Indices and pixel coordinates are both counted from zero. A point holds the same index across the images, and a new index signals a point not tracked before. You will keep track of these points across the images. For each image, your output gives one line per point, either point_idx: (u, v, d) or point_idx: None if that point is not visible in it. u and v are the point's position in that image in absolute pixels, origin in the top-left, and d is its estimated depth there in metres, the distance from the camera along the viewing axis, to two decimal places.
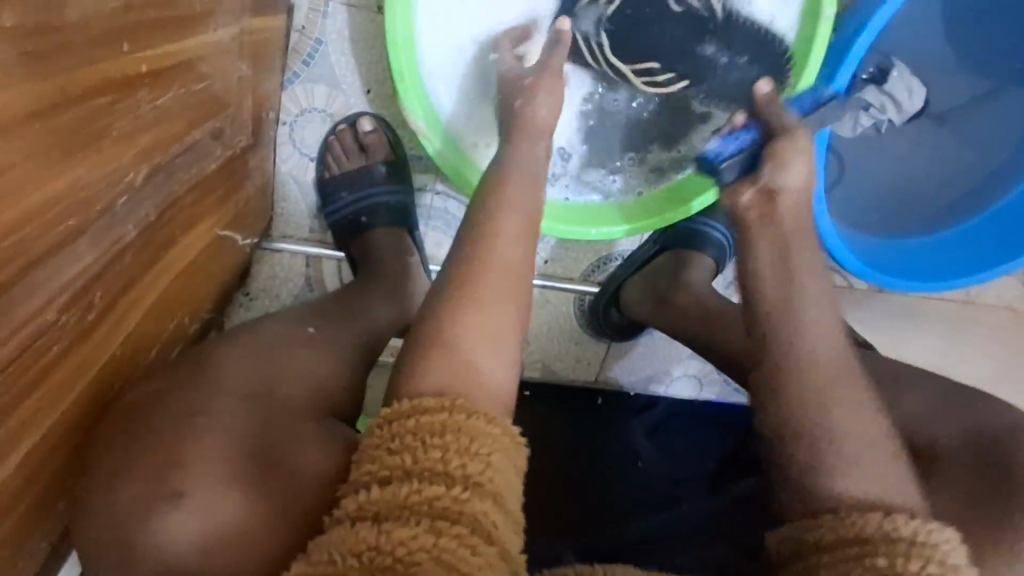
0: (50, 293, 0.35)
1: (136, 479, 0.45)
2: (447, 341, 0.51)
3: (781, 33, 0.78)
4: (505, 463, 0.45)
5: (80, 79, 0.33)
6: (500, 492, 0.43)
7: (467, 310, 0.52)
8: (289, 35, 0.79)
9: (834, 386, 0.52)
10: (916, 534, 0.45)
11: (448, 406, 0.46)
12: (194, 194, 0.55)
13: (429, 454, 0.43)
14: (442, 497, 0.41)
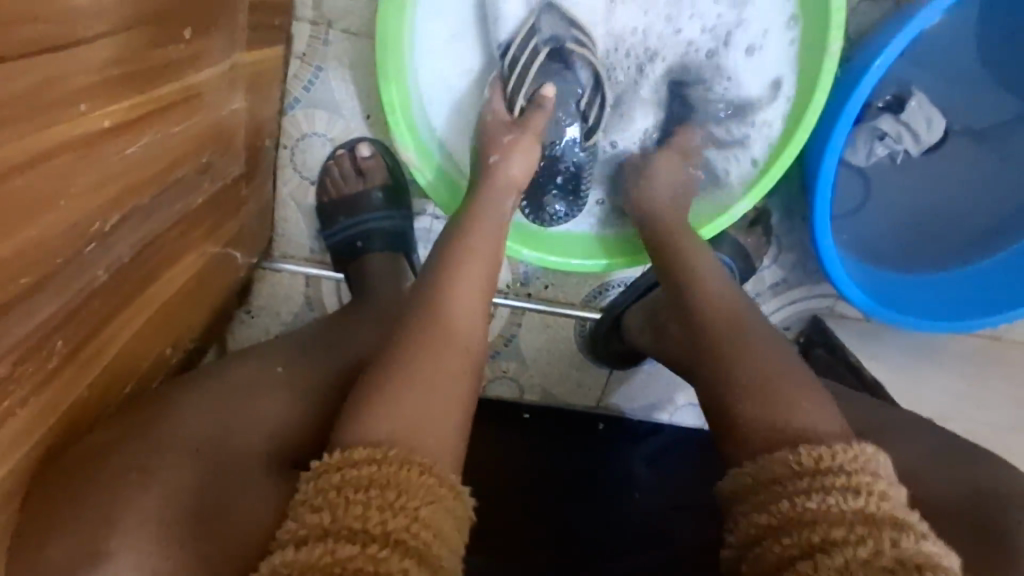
0: (0, 348, 0.36)
1: (74, 535, 0.43)
2: (415, 395, 0.52)
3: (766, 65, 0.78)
4: (436, 516, 0.45)
5: (31, 145, 0.33)
6: (425, 549, 0.43)
7: (429, 361, 0.54)
8: (290, 62, 0.80)
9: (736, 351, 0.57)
10: (818, 460, 0.47)
11: (379, 458, 0.47)
12: (177, 228, 0.56)
13: (350, 512, 0.43)
14: (355, 557, 0.41)
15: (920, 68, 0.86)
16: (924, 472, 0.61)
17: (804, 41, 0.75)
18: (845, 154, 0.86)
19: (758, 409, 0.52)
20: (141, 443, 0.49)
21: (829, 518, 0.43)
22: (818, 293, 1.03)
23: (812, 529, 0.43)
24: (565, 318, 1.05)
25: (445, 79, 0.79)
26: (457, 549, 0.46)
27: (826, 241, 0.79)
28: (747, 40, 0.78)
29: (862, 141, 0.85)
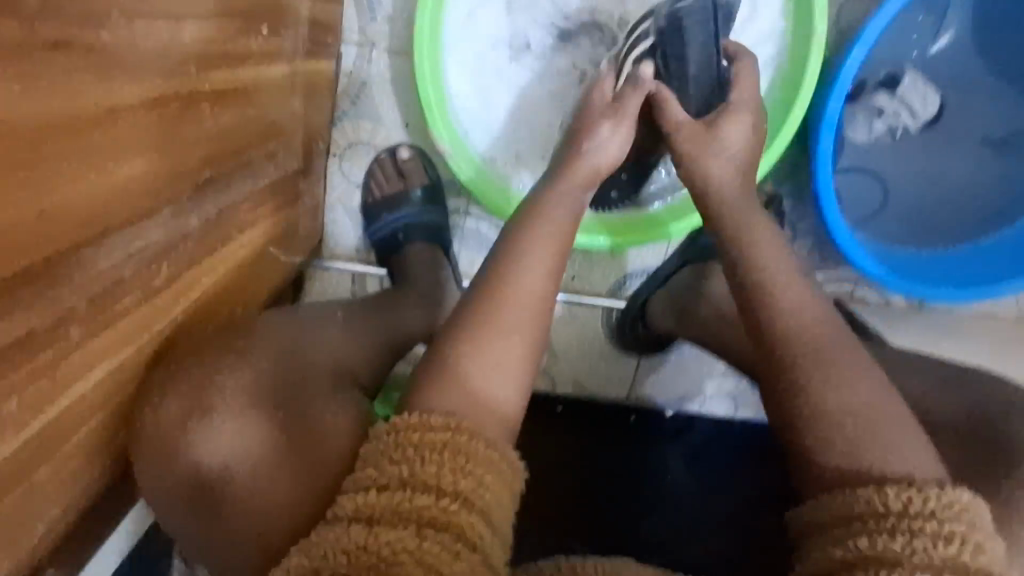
0: (131, 252, 0.44)
1: (179, 409, 0.52)
2: (468, 362, 0.57)
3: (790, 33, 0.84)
4: (497, 485, 0.49)
5: (160, 88, 0.43)
6: (488, 507, 0.48)
7: (494, 339, 0.59)
8: (339, 79, 0.91)
9: (815, 369, 0.60)
10: (907, 506, 0.50)
11: (453, 427, 0.51)
12: (250, 202, 0.65)
13: (426, 468, 0.48)
14: (430, 508, 0.46)
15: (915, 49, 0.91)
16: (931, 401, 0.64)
17: (795, 22, 0.84)
18: (847, 132, 0.92)
19: (831, 427, 0.58)
20: (227, 347, 0.55)
21: (914, 560, 0.47)
22: (837, 277, 1.07)
23: (893, 567, 0.47)
24: (591, 309, 1.11)
25: (479, 77, 0.88)
26: (512, 514, 0.51)
27: (833, 213, 0.86)
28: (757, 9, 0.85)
29: (861, 118, 0.92)
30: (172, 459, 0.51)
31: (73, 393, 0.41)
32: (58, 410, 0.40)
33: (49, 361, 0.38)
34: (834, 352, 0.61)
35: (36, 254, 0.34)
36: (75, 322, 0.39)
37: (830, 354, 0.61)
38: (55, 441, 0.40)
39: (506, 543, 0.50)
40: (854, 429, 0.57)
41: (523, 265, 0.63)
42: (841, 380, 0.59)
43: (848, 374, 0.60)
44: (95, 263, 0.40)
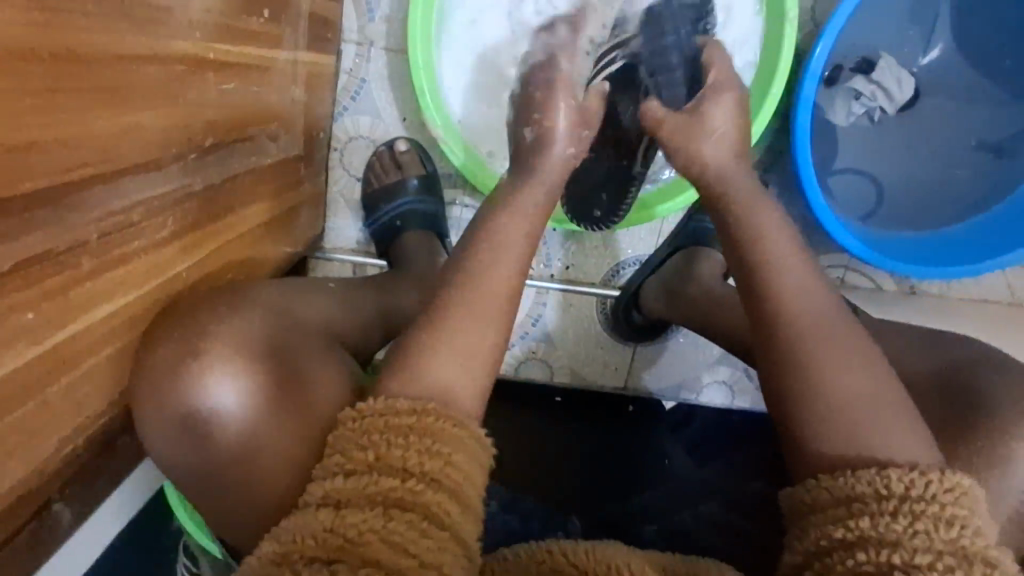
0: (141, 198, 0.48)
1: (177, 354, 0.52)
2: (438, 355, 0.56)
3: (770, 20, 0.86)
4: (466, 462, 0.50)
5: (166, 47, 0.47)
6: (457, 485, 0.49)
7: (450, 331, 0.58)
8: (340, 77, 0.96)
9: (815, 333, 0.57)
10: (909, 490, 0.47)
11: (419, 410, 0.51)
12: (252, 175, 0.69)
13: (393, 451, 0.48)
14: (397, 489, 0.47)
15: (890, 36, 0.95)
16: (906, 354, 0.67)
17: (769, 12, 0.86)
18: (827, 114, 0.96)
19: (835, 404, 0.53)
20: (224, 300, 0.57)
21: (914, 542, 0.44)
22: (827, 262, 1.10)
23: (892, 550, 0.44)
24: (586, 298, 1.13)
25: (470, 65, 0.90)
26: (482, 490, 0.51)
27: (815, 195, 0.90)
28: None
29: (840, 101, 0.95)
30: (166, 404, 0.52)
31: (84, 320, 0.44)
32: (71, 333, 0.43)
33: (65, 282, 0.41)
34: (827, 321, 0.58)
35: (57, 177, 0.38)
36: (85, 254, 0.42)
37: (826, 322, 0.58)
38: (68, 361, 0.43)
39: (477, 520, 0.50)
40: (854, 404, 0.53)
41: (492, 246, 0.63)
42: (837, 355, 0.55)
43: (854, 357, 0.55)
44: (109, 200, 0.44)
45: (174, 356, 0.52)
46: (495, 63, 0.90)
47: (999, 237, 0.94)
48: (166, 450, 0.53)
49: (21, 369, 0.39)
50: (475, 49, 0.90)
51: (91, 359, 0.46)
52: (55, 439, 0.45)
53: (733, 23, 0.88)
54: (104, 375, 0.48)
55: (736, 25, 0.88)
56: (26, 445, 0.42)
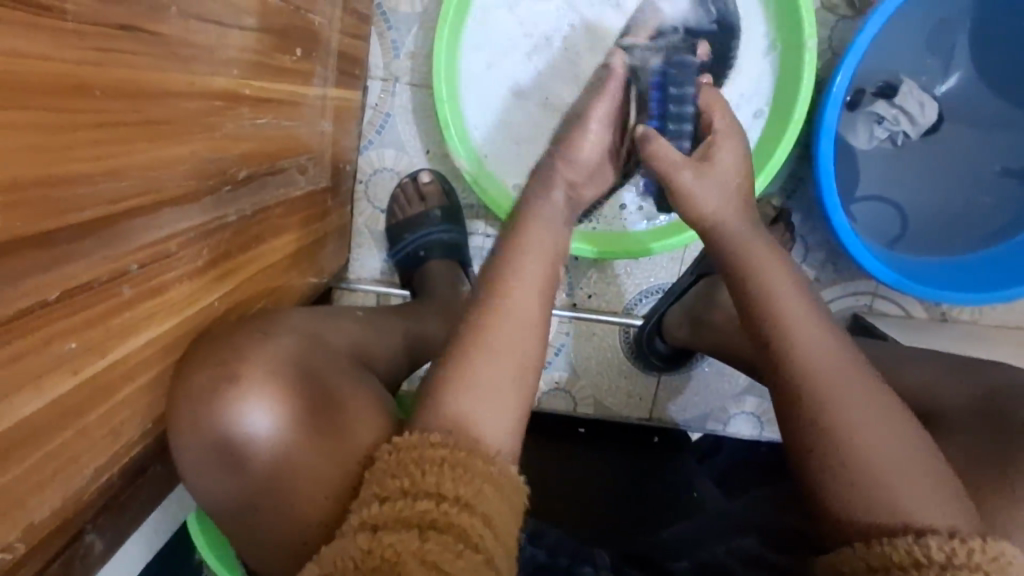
0: (180, 228, 0.49)
1: (210, 376, 0.53)
2: (464, 391, 0.56)
3: (784, 61, 0.87)
4: (496, 495, 0.50)
5: (206, 83, 0.49)
6: (490, 513, 0.49)
7: (471, 375, 0.57)
8: (365, 111, 0.98)
9: (848, 388, 0.54)
10: (951, 559, 0.45)
11: (451, 443, 0.52)
12: (282, 207, 0.70)
13: (426, 478, 0.49)
14: (431, 511, 0.47)
15: (911, 61, 0.95)
16: (938, 381, 0.65)
17: (783, 51, 0.87)
18: (848, 137, 0.96)
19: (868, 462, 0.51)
20: (258, 328, 0.58)
21: None
22: (853, 289, 1.08)
23: None
24: (609, 326, 1.13)
25: (493, 95, 0.91)
26: (514, 526, 0.51)
27: (840, 219, 0.89)
28: (744, 40, 0.89)
29: (861, 125, 0.95)
30: (201, 432, 0.52)
31: (120, 348, 0.44)
32: (110, 361, 0.43)
33: (105, 310, 0.42)
34: (859, 370, 0.55)
35: (101, 208, 0.39)
36: (124, 282, 0.43)
37: (857, 373, 0.55)
38: (106, 388, 0.44)
39: (511, 549, 0.50)
40: (885, 463, 0.51)
41: (510, 276, 0.62)
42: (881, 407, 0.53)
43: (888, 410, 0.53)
44: (147, 230, 0.45)
45: (207, 380, 0.53)
46: (518, 94, 0.91)
47: None
48: (199, 477, 0.54)
49: (61, 397, 0.40)
50: (497, 79, 0.91)
51: (127, 388, 0.46)
52: (91, 467, 0.45)
53: (744, 68, 0.89)
54: (139, 403, 0.49)
55: (747, 67, 0.89)
56: (64, 473, 0.42)
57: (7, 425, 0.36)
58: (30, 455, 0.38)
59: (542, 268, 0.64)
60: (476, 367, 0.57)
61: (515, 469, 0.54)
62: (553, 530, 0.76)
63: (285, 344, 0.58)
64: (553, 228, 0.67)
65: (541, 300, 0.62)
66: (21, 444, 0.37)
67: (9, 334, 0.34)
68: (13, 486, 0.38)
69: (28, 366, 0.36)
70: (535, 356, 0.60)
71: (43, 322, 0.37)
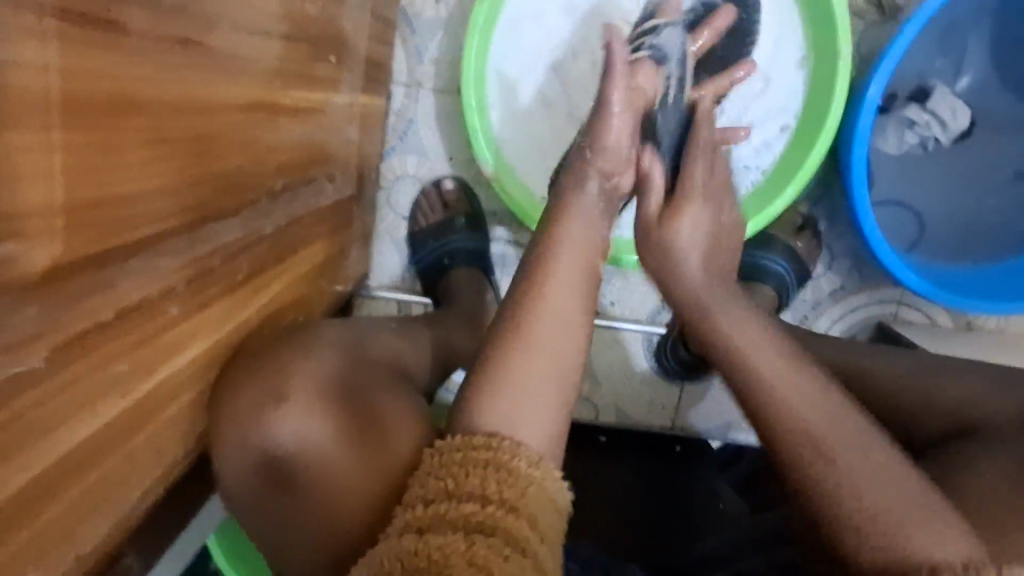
0: (221, 242, 0.48)
1: (253, 394, 0.52)
2: (510, 398, 0.54)
3: (818, 80, 0.86)
4: (540, 496, 0.50)
5: (249, 93, 0.47)
6: (535, 516, 0.48)
7: (506, 391, 0.55)
8: (388, 117, 0.97)
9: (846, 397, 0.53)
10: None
11: (495, 445, 0.51)
12: (312, 216, 0.69)
13: (470, 480, 0.49)
14: (477, 513, 0.47)
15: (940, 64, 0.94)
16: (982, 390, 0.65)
17: (815, 64, 0.86)
18: (878, 142, 0.96)
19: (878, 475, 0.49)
20: (294, 344, 0.57)
21: None
22: (879, 296, 1.07)
23: None
24: (631, 335, 1.11)
25: (519, 99, 0.90)
26: (559, 530, 0.51)
27: (871, 229, 0.88)
28: (777, 59, 0.88)
29: (892, 128, 0.95)
30: (247, 448, 0.52)
31: (167, 366, 0.43)
32: (157, 381, 0.42)
33: (154, 329, 0.40)
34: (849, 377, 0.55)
35: (153, 225, 0.38)
36: (170, 300, 0.42)
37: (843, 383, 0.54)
38: (152, 410, 0.43)
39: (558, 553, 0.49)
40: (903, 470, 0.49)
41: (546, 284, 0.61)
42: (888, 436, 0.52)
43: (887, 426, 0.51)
44: (192, 246, 0.43)
45: (250, 398, 0.52)
46: (545, 100, 0.90)
47: None
48: (241, 495, 0.53)
49: (111, 421, 0.39)
50: (523, 83, 0.90)
51: (171, 409, 0.45)
52: (138, 491, 0.44)
53: (774, 88, 0.89)
54: (181, 424, 0.48)
55: (775, 87, 0.89)
56: (112, 499, 0.41)
57: (60, 452, 0.35)
58: (82, 481, 0.37)
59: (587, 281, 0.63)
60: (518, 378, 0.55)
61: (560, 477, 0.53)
62: (583, 544, 0.76)
63: (323, 359, 0.57)
64: (603, 241, 0.66)
65: (581, 312, 0.61)
66: (73, 472, 0.36)
67: (63, 361, 0.33)
68: (66, 515, 0.37)
69: (81, 391, 0.35)
70: (571, 370, 0.58)
71: (96, 344, 0.36)
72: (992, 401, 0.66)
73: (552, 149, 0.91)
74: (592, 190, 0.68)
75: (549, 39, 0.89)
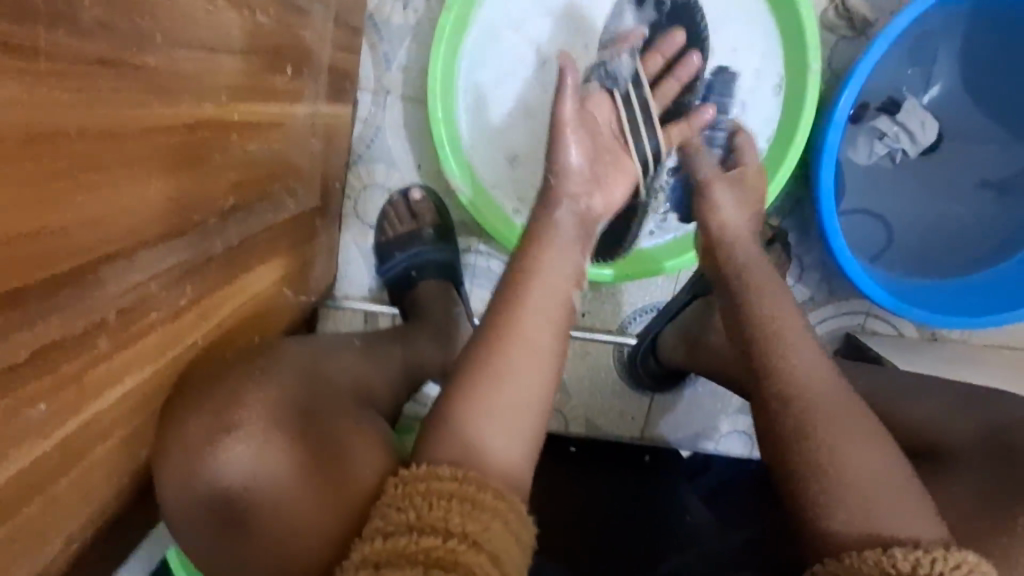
0: (162, 268, 0.46)
1: (202, 417, 0.51)
2: (472, 424, 0.54)
3: (792, 96, 0.85)
4: (503, 532, 0.47)
5: (193, 113, 0.45)
6: (498, 552, 0.46)
7: (478, 420, 0.54)
8: (355, 125, 0.95)
9: (837, 419, 0.57)
10: (916, 568, 0.48)
11: (460, 477, 0.49)
12: (271, 232, 0.67)
13: (432, 513, 0.47)
14: (437, 548, 0.44)
15: (909, 77, 0.95)
16: (937, 413, 0.67)
17: (790, 86, 0.85)
18: (848, 152, 0.96)
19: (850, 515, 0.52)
20: (245, 367, 0.55)
21: None
22: (847, 309, 1.08)
23: None
24: (602, 345, 1.11)
25: (488, 110, 0.88)
26: (523, 566, 0.48)
27: (840, 245, 0.88)
28: (750, 76, 0.86)
29: (862, 140, 0.95)
30: (191, 481, 0.50)
31: (94, 404, 0.41)
32: (82, 421, 0.40)
33: (81, 367, 0.39)
34: (840, 407, 0.58)
35: (76, 258, 0.36)
36: (100, 333, 0.40)
37: (830, 407, 0.58)
38: (76, 451, 0.41)
39: None
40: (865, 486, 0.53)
41: (511, 305, 0.60)
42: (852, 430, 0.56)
43: (863, 438, 0.56)
44: (128, 272, 0.41)
45: (201, 421, 0.50)
46: (515, 110, 0.89)
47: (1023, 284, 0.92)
48: (184, 528, 0.51)
49: (29, 465, 0.37)
50: (493, 94, 0.88)
51: (99, 448, 0.43)
52: (61, 537, 0.42)
53: (753, 108, 0.87)
54: (112, 459, 0.46)
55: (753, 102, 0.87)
56: (34, 544, 0.39)
57: None
58: None
59: (547, 294, 0.61)
60: (479, 404, 0.55)
61: (526, 513, 0.51)
62: None
63: (280, 381, 0.55)
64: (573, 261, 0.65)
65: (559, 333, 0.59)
66: None
67: None
68: None
69: None
70: (534, 393, 0.57)
71: (8, 392, 0.33)
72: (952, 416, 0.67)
73: (522, 162, 0.90)
74: (550, 201, 0.67)
75: (520, 47, 0.87)
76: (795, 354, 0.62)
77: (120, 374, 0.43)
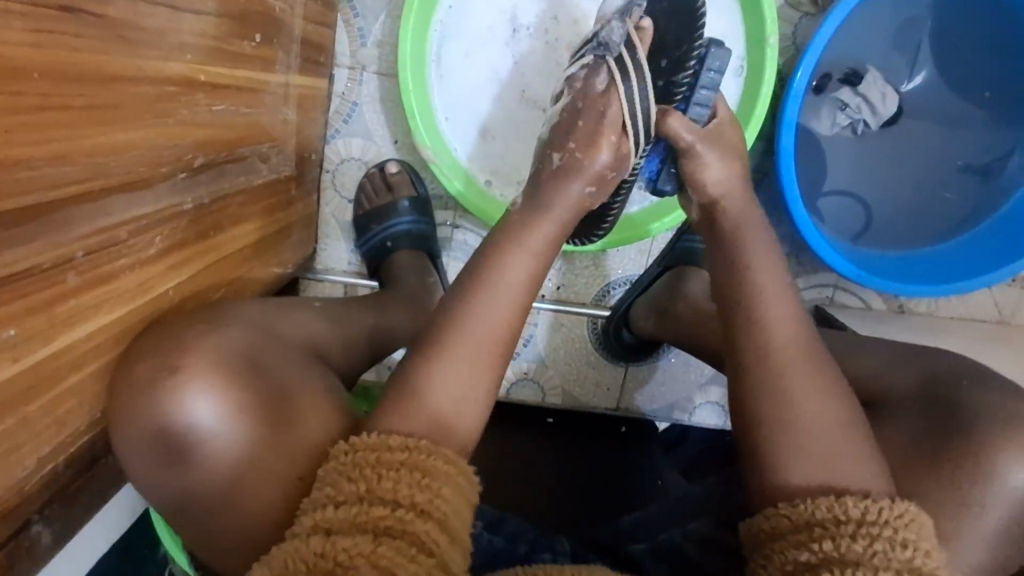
0: (131, 214, 0.48)
1: (147, 362, 0.52)
2: (429, 372, 0.57)
3: (755, 66, 0.87)
4: (453, 496, 0.50)
5: (159, 68, 0.48)
6: (447, 517, 0.48)
7: (436, 368, 0.57)
8: (332, 100, 0.97)
9: (783, 370, 0.60)
10: (864, 515, 0.51)
11: (410, 446, 0.51)
12: (244, 195, 0.69)
13: (383, 484, 0.48)
14: (386, 517, 0.46)
15: (873, 51, 0.97)
16: (882, 372, 0.70)
17: (751, 56, 0.87)
18: (812, 122, 0.98)
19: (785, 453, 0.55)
20: (198, 318, 0.56)
21: (874, 562, 0.48)
22: (815, 282, 1.11)
23: (854, 568, 0.47)
24: (576, 318, 1.14)
25: (460, 85, 0.91)
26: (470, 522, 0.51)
27: (801, 214, 0.91)
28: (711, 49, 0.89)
29: (826, 110, 0.97)
30: (138, 421, 0.51)
31: (64, 336, 0.44)
32: (53, 350, 0.43)
33: (53, 297, 0.42)
34: (784, 358, 0.61)
35: (44, 193, 0.39)
36: (69, 269, 0.43)
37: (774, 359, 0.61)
38: (47, 377, 0.44)
39: (465, 556, 0.50)
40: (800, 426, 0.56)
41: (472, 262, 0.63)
42: (791, 378, 0.59)
43: (810, 388, 0.59)
44: (98, 215, 0.44)
45: (143, 366, 0.52)
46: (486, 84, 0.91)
47: (979, 254, 0.95)
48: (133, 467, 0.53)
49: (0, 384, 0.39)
50: (465, 69, 0.91)
51: (70, 378, 0.46)
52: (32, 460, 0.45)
53: None
54: (82, 391, 0.48)
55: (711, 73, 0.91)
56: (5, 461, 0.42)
57: None
58: None
59: (508, 254, 0.63)
60: (437, 354, 0.58)
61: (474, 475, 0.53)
62: (516, 518, 0.77)
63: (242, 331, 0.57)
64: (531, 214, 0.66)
65: (514, 288, 0.62)
66: None
67: None
68: None
69: None
70: (489, 343, 0.59)
71: None
72: (896, 372, 0.70)
73: (493, 135, 0.93)
74: None
75: (490, 23, 0.90)
76: (744, 308, 0.65)
77: (91, 311, 0.46)
